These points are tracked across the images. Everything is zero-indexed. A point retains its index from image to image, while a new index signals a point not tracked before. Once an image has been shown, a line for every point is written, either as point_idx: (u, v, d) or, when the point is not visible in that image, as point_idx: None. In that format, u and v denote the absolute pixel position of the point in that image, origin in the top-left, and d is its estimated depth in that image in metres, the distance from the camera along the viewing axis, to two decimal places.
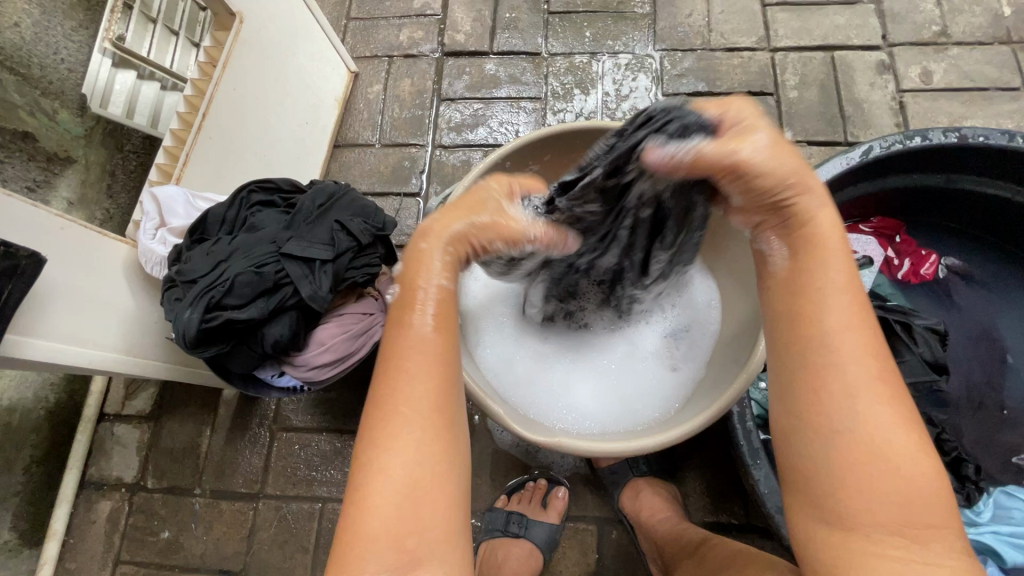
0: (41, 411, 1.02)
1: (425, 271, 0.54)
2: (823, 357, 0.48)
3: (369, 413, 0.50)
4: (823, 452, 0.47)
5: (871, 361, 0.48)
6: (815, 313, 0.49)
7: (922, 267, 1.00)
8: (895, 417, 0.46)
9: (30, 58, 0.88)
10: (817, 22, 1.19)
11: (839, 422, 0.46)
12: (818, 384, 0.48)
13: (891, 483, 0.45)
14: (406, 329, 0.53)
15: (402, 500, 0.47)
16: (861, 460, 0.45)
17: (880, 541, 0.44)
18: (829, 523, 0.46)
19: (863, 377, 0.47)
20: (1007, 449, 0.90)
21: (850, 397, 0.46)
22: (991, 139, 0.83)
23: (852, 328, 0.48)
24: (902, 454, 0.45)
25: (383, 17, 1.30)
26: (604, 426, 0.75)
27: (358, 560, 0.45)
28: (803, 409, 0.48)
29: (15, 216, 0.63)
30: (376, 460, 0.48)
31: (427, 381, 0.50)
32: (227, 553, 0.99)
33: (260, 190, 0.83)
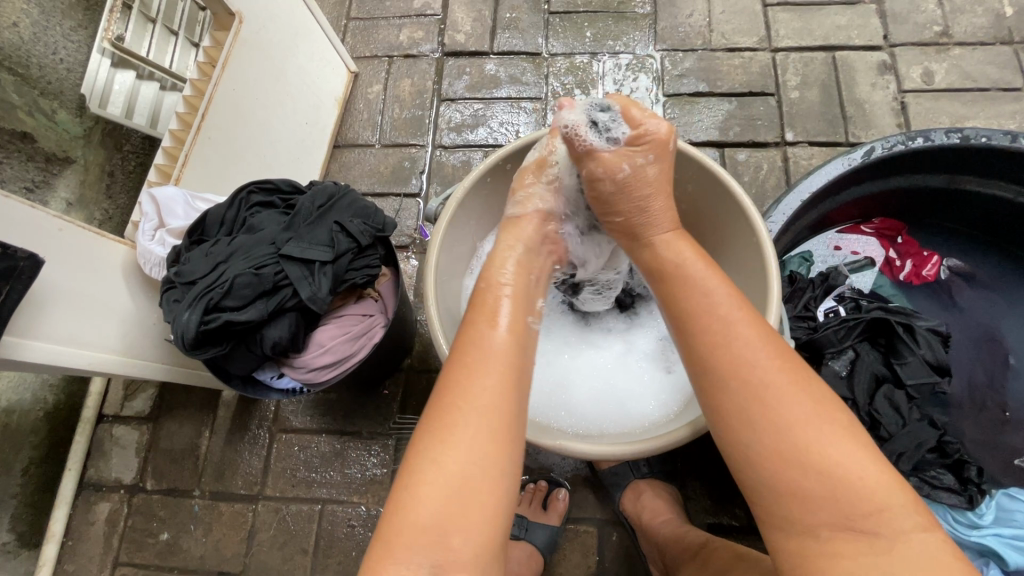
0: (39, 412, 1.01)
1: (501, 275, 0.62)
2: (714, 371, 0.51)
3: (430, 408, 0.51)
4: (747, 460, 0.49)
5: (771, 360, 0.50)
6: (704, 325, 0.53)
7: (923, 268, 1.00)
8: (808, 409, 0.48)
9: (28, 58, 0.87)
10: (819, 22, 1.19)
11: (750, 430, 0.49)
12: (725, 396, 0.50)
13: (820, 478, 0.46)
14: (475, 329, 0.56)
15: (452, 497, 0.46)
16: (785, 463, 0.47)
17: (829, 540, 0.46)
18: (785, 530, 0.47)
19: (764, 379, 0.49)
20: (1008, 450, 0.90)
21: (749, 403, 0.49)
22: (993, 139, 0.83)
23: (742, 329, 0.51)
24: (824, 447, 0.47)
25: (383, 17, 1.29)
26: (602, 428, 0.74)
27: (404, 550, 0.45)
28: (721, 422, 0.51)
29: (14, 218, 0.63)
30: (434, 453, 0.48)
31: (489, 380, 0.51)
32: (226, 555, 0.99)
33: (259, 191, 0.82)
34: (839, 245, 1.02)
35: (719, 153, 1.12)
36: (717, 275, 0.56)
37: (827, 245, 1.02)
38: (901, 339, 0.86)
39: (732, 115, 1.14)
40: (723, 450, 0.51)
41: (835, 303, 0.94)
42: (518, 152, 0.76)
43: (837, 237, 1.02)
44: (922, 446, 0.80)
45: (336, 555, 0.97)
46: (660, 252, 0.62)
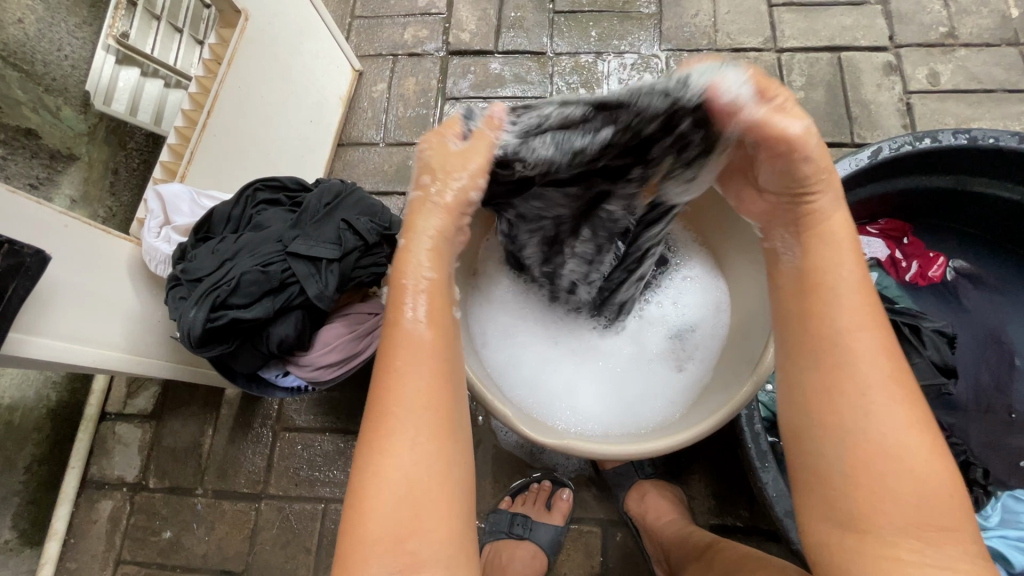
0: (42, 409, 1.01)
1: (413, 264, 0.53)
2: (831, 360, 0.50)
3: (368, 416, 0.49)
4: (830, 452, 0.48)
5: (884, 361, 0.49)
6: (825, 317, 0.52)
7: (928, 269, 0.99)
8: (907, 416, 0.48)
9: (33, 54, 0.87)
10: (824, 23, 1.19)
11: (849, 422, 0.48)
12: (829, 384, 0.50)
13: (906, 483, 0.46)
14: (393, 328, 0.52)
15: (401, 502, 0.46)
16: (872, 461, 0.47)
17: (892, 544, 0.45)
18: (845, 527, 0.47)
19: (876, 378, 0.49)
20: (1014, 452, 0.90)
21: (857, 396, 0.48)
22: (1001, 141, 0.82)
23: (864, 323, 0.51)
24: (914, 455, 0.46)
25: (388, 16, 1.29)
26: (609, 428, 0.74)
27: (363, 562, 0.45)
28: (817, 410, 0.50)
29: (18, 214, 0.62)
30: (374, 463, 0.47)
31: (420, 380, 0.49)
32: (229, 553, 0.99)
33: (266, 189, 0.82)
34: None
35: None
36: (855, 267, 0.53)
37: None
38: (907, 340, 0.86)
39: None
40: (803, 437, 0.51)
41: None
42: None
43: None
44: None
45: None
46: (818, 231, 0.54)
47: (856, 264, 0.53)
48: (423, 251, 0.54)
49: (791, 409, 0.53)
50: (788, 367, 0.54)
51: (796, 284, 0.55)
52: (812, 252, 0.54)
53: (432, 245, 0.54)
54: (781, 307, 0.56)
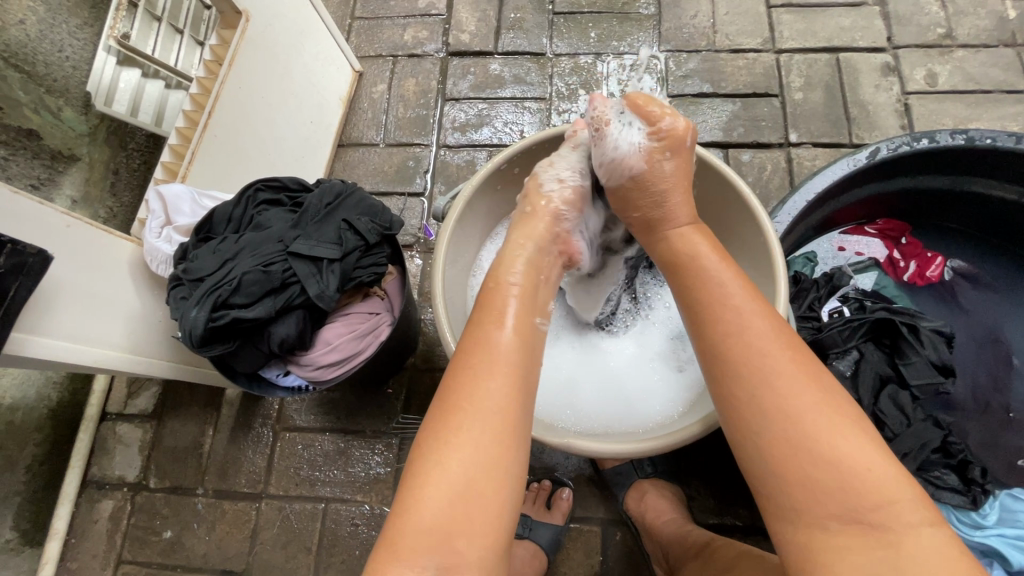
0: (42, 410, 1.01)
1: (508, 269, 0.60)
2: (730, 360, 0.52)
3: (435, 408, 0.51)
4: (756, 453, 0.50)
5: (782, 351, 0.51)
6: (716, 318, 0.54)
7: (927, 269, 1.00)
8: (818, 399, 0.49)
9: (34, 55, 0.87)
10: (822, 24, 1.19)
11: (756, 417, 0.50)
12: (735, 384, 0.52)
13: (826, 466, 0.47)
14: (481, 329, 0.55)
15: (458, 497, 0.46)
16: (788, 453, 0.48)
17: (837, 531, 0.46)
18: (793, 518, 0.48)
19: (776, 371, 0.50)
20: (1011, 450, 0.90)
21: (761, 391, 0.50)
22: (998, 141, 0.83)
23: (749, 321, 0.53)
24: (828, 437, 0.47)
25: (388, 17, 1.30)
26: (605, 426, 0.74)
27: (411, 551, 0.45)
28: (732, 416, 0.52)
29: (20, 214, 0.62)
30: (438, 453, 0.48)
31: (499, 382, 0.51)
32: (229, 553, 0.99)
33: (267, 189, 0.82)
34: (843, 246, 1.02)
35: (723, 153, 1.12)
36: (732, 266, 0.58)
37: (831, 245, 1.02)
38: (905, 339, 0.86)
39: (736, 116, 1.14)
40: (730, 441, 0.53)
41: (839, 303, 0.94)
42: (524, 151, 0.76)
43: (840, 239, 1.02)
44: (928, 446, 0.80)
45: (339, 555, 0.97)
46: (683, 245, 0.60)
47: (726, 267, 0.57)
48: (520, 261, 0.61)
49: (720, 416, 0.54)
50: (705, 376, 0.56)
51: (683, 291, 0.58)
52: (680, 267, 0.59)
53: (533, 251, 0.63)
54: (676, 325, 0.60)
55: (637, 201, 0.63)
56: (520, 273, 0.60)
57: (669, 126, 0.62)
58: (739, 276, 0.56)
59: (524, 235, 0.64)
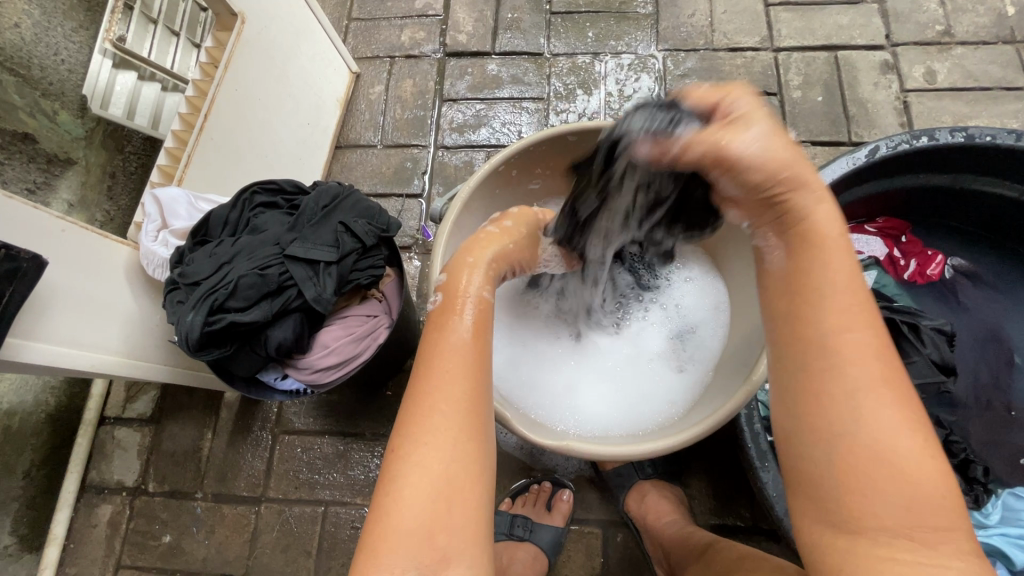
0: (40, 414, 1.01)
1: (462, 281, 0.57)
2: (824, 359, 0.46)
3: (402, 415, 0.50)
4: (826, 460, 0.45)
5: (875, 358, 0.46)
6: (817, 310, 0.48)
7: (927, 267, 0.99)
8: (900, 416, 0.45)
9: (29, 59, 0.87)
10: (820, 22, 1.19)
11: (838, 427, 0.45)
12: (823, 386, 0.46)
13: (897, 484, 0.43)
14: (444, 328, 0.54)
15: (435, 499, 0.46)
16: (866, 466, 0.44)
17: (889, 546, 0.43)
18: (845, 531, 0.44)
19: (866, 381, 0.45)
20: (1013, 450, 0.90)
21: (852, 398, 0.45)
22: (998, 138, 0.83)
23: (852, 318, 0.47)
24: (909, 454, 0.44)
25: (385, 18, 1.29)
26: (606, 429, 0.74)
27: (389, 555, 0.44)
28: (808, 416, 0.47)
29: (14, 219, 0.62)
30: (410, 456, 0.47)
31: (466, 382, 0.50)
32: (229, 557, 0.98)
33: (263, 192, 0.82)
34: None
35: None
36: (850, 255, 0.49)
37: None
38: (906, 339, 0.86)
39: None
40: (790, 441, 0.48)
41: None
42: (528, 147, 0.75)
43: None
44: None
45: (339, 558, 0.96)
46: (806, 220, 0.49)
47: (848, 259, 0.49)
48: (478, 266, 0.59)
49: (782, 415, 0.49)
50: (786, 370, 0.49)
51: (791, 270, 0.50)
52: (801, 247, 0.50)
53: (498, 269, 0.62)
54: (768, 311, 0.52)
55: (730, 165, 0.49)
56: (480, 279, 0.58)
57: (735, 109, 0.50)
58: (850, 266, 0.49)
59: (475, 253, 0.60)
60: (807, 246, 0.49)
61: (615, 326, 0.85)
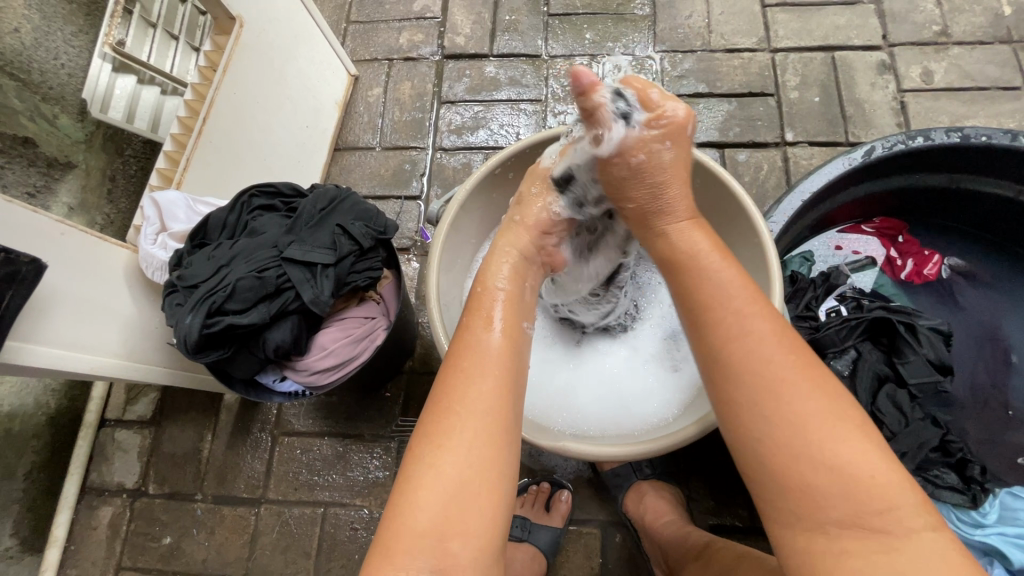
0: (41, 417, 1.01)
1: (493, 276, 0.61)
2: (727, 364, 0.51)
3: (424, 413, 0.51)
4: (755, 457, 0.49)
5: (780, 352, 0.50)
6: (716, 316, 0.53)
7: (924, 267, 1.00)
8: (817, 403, 0.48)
9: (30, 64, 0.87)
10: (817, 23, 1.19)
11: (757, 425, 0.49)
12: (736, 387, 0.50)
13: (826, 472, 0.46)
14: (468, 335, 0.55)
15: (450, 499, 0.46)
16: (792, 457, 0.47)
17: (838, 537, 0.46)
18: (793, 524, 0.47)
19: (773, 375, 0.49)
20: (1010, 449, 0.90)
21: (759, 394, 0.49)
22: (993, 138, 0.83)
23: (750, 319, 0.52)
24: (833, 443, 0.46)
25: (383, 21, 1.30)
26: (601, 430, 0.74)
27: (404, 554, 0.45)
28: (731, 417, 0.51)
29: (14, 222, 0.62)
30: (430, 458, 0.48)
31: (490, 382, 0.51)
32: (229, 559, 0.99)
33: (261, 195, 0.82)
34: (841, 245, 1.02)
35: (719, 154, 1.12)
36: (733, 265, 0.56)
37: (828, 245, 1.02)
38: (902, 338, 0.86)
39: (732, 116, 1.14)
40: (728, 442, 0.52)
41: (836, 303, 0.94)
42: (525, 150, 0.76)
43: (837, 237, 1.02)
44: (926, 446, 0.80)
45: (339, 559, 0.97)
46: (681, 247, 0.59)
47: (731, 269, 0.55)
48: (505, 266, 0.62)
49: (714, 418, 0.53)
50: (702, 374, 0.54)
51: (682, 286, 0.57)
52: (682, 262, 0.58)
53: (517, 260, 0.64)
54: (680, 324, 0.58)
55: (633, 189, 0.62)
56: (505, 278, 0.61)
57: (670, 114, 0.60)
58: (737, 274, 0.55)
59: (508, 243, 0.65)
60: (681, 260, 0.58)
61: (617, 332, 0.85)
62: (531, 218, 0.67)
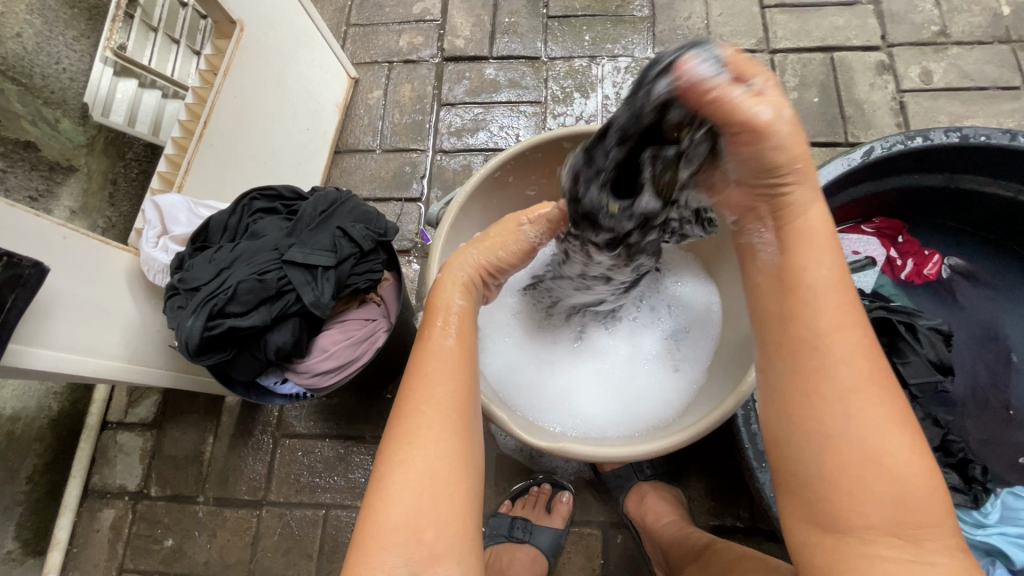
0: (43, 419, 1.01)
1: (447, 294, 0.58)
2: (813, 361, 0.48)
3: (393, 414, 0.51)
4: (814, 460, 0.47)
5: (863, 360, 0.48)
6: (810, 310, 0.49)
7: (924, 267, 1.00)
8: (887, 417, 0.46)
9: (32, 68, 0.88)
10: (816, 24, 1.19)
11: (827, 432, 0.47)
12: (813, 388, 0.48)
13: (885, 483, 0.45)
14: (428, 342, 0.55)
15: (422, 497, 0.46)
16: (856, 466, 0.46)
17: (875, 543, 0.45)
18: (829, 530, 0.47)
19: (856, 381, 0.47)
20: (1012, 449, 0.90)
21: (839, 397, 0.47)
22: (993, 138, 0.83)
23: (843, 321, 0.48)
24: (896, 454, 0.46)
25: (383, 23, 1.30)
26: (602, 432, 0.74)
27: (381, 552, 0.45)
28: (798, 418, 0.49)
29: (17, 226, 0.63)
30: (399, 455, 0.48)
31: (451, 383, 0.51)
32: (231, 560, 0.99)
33: (263, 198, 0.83)
34: (840, 245, 1.01)
35: None
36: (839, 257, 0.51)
37: None
38: (903, 339, 0.86)
39: None
40: (780, 441, 0.50)
41: None
42: (516, 156, 0.76)
43: (837, 237, 1.01)
44: None
45: (340, 560, 0.97)
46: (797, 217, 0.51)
47: (837, 258, 0.51)
48: (460, 279, 0.60)
49: (773, 416, 0.51)
50: (778, 369, 0.51)
51: (784, 267, 0.52)
52: (798, 236, 0.51)
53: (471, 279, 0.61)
54: (758, 313, 0.54)
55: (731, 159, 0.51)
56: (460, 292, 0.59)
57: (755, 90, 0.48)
58: (841, 266, 0.50)
59: (458, 267, 0.61)
60: (806, 235, 0.51)
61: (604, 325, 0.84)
62: (484, 262, 0.62)
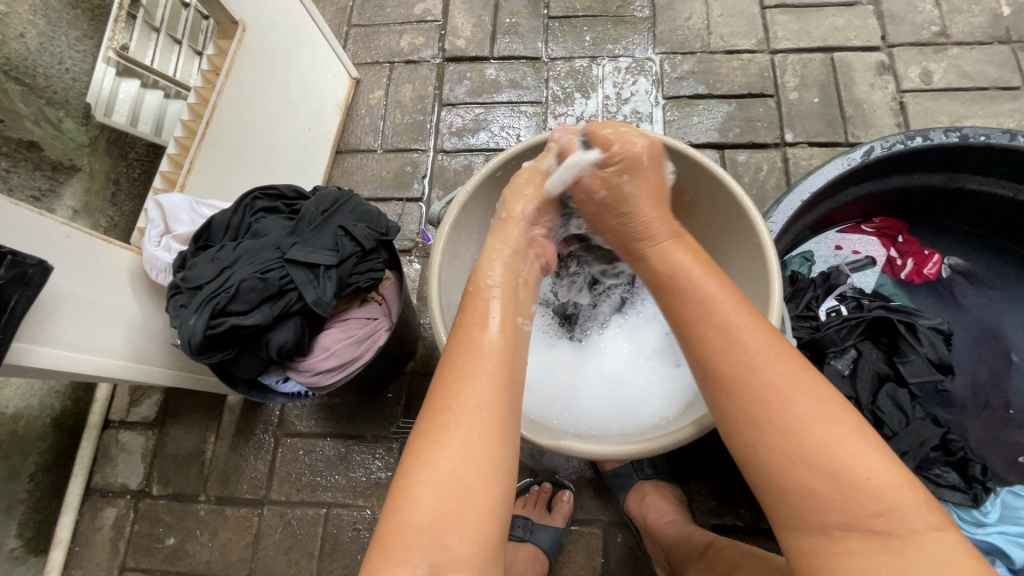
0: (45, 419, 1.02)
1: (486, 274, 0.62)
2: (724, 376, 0.52)
3: (422, 410, 0.51)
4: (758, 465, 0.49)
5: (775, 360, 0.50)
6: (708, 330, 0.54)
7: (924, 266, 1.00)
8: (815, 407, 0.48)
9: (34, 68, 0.88)
10: (816, 24, 1.19)
11: (756, 437, 0.49)
12: (736, 402, 0.51)
13: (829, 475, 0.46)
14: (463, 330, 0.56)
15: (447, 495, 0.47)
16: (794, 463, 0.47)
17: (841, 537, 0.46)
18: (801, 529, 0.48)
19: (774, 383, 0.49)
20: (1012, 448, 0.90)
21: (757, 402, 0.49)
22: (992, 138, 0.83)
23: (742, 331, 0.52)
24: (836, 444, 0.47)
25: (384, 24, 1.30)
26: (605, 429, 0.74)
27: (403, 550, 0.45)
28: (732, 430, 0.51)
29: (21, 225, 0.63)
30: (427, 453, 0.48)
31: (486, 380, 0.52)
32: (232, 559, 0.99)
33: (264, 197, 0.83)
34: (841, 245, 1.02)
35: (718, 154, 1.13)
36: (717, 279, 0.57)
37: (828, 245, 1.02)
38: (903, 338, 0.86)
39: (732, 117, 1.15)
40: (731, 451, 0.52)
41: (836, 303, 0.94)
42: (516, 156, 0.76)
43: (837, 237, 1.02)
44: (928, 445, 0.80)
45: (341, 559, 0.97)
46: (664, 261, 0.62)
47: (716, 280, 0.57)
48: (498, 266, 0.63)
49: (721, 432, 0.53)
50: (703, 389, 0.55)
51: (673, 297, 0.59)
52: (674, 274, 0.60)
53: (510, 255, 0.65)
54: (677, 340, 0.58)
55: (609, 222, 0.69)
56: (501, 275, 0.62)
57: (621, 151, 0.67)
58: (723, 286, 0.56)
59: (501, 240, 0.66)
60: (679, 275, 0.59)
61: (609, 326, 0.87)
62: (516, 215, 0.68)
